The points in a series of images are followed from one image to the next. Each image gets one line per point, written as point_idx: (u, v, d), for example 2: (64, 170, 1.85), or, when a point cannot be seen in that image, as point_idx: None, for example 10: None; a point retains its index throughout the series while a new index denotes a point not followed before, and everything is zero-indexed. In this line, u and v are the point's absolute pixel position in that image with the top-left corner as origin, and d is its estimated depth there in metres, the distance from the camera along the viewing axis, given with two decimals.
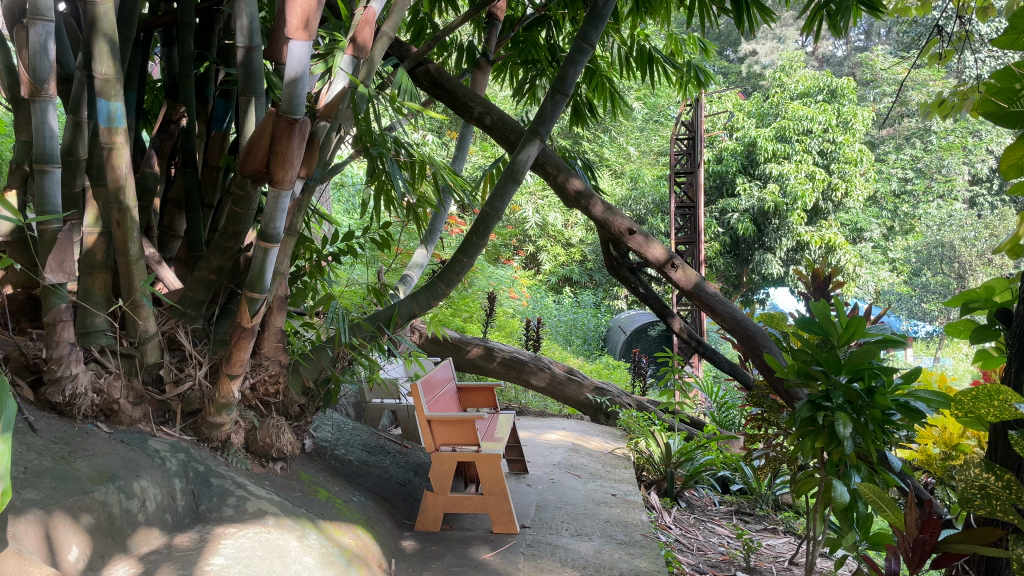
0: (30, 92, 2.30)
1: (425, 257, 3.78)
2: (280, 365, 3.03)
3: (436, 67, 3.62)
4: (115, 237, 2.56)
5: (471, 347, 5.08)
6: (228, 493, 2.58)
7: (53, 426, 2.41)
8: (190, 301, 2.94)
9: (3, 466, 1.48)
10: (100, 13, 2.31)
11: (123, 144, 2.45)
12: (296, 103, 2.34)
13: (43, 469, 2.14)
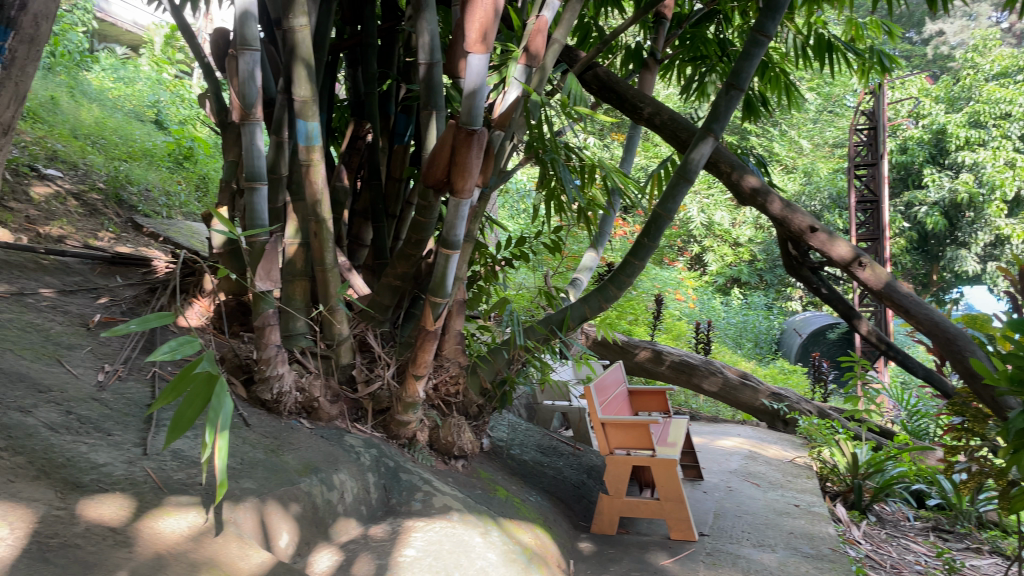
0: (241, 116, 2.52)
1: (595, 261, 3.79)
2: (460, 366, 3.13)
3: (606, 70, 3.63)
4: (313, 247, 2.76)
5: (640, 351, 5.03)
6: (415, 488, 2.70)
7: (264, 421, 2.64)
8: (378, 305, 3.12)
9: (220, 462, 1.68)
10: (299, 41, 2.51)
11: (320, 160, 2.64)
12: (475, 115, 2.42)
13: (256, 460, 2.35)
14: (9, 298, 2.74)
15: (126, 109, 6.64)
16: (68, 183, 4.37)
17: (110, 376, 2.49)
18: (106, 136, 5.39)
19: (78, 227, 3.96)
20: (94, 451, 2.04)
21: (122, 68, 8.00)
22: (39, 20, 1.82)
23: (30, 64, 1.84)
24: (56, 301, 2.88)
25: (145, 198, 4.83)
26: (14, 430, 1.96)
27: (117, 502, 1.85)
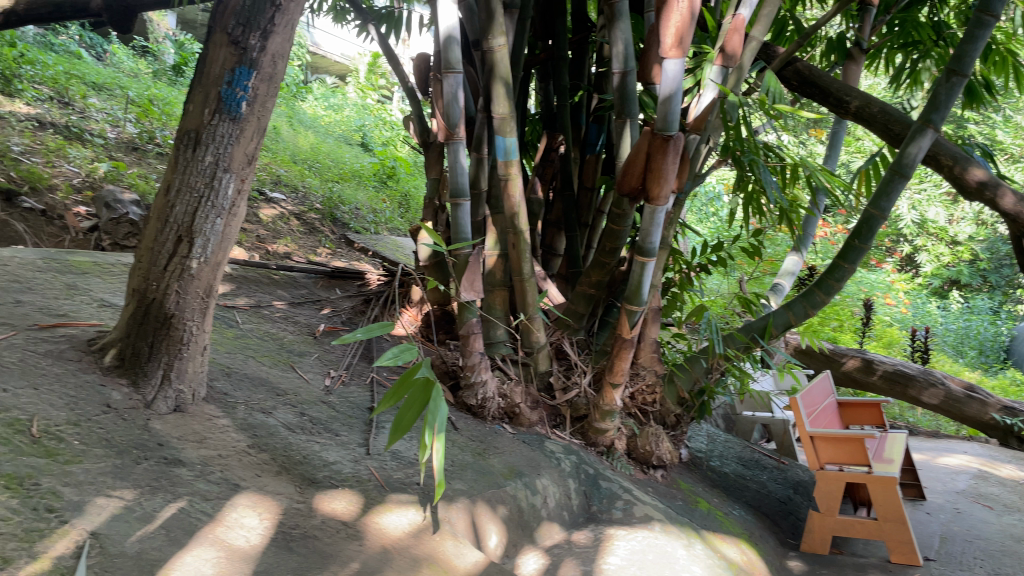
0: (445, 136, 2.66)
1: (799, 265, 3.60)
2: (656, 375, 3.09)
3: (807, 64, 3.45)
4: (511, 258, 2.85)
5: (847, 359, 4.73)
6: (616, 496, 2.69)
7: (470, 425, 2.78)
8: (573, 313, 3.16)
9: (439, 463, 1.77)
10: (498, 60, 2.62)
11: (518, 174, 2.72)
12: (671, 120, 2.38)
13: (466, 463, 2.47)
14: (249, 310, 3.06)
15: (337, 134, 7.23)
16: (291, 205, 4.82)
17: (335, 381, 2.71)
18: (321, 160, 5.89)
19: (300, 244, 4.35)
20: (325, 449, 2.23)
21: (333, 97, 8.71)
22: (277, 59, 2.01)
23: (269, 100, 2.05)
24: (287, 312, 3.19)
25: (355, 216, 5.21)
26: (258, 429, 2.19)
27: (347, 498, 2.01)
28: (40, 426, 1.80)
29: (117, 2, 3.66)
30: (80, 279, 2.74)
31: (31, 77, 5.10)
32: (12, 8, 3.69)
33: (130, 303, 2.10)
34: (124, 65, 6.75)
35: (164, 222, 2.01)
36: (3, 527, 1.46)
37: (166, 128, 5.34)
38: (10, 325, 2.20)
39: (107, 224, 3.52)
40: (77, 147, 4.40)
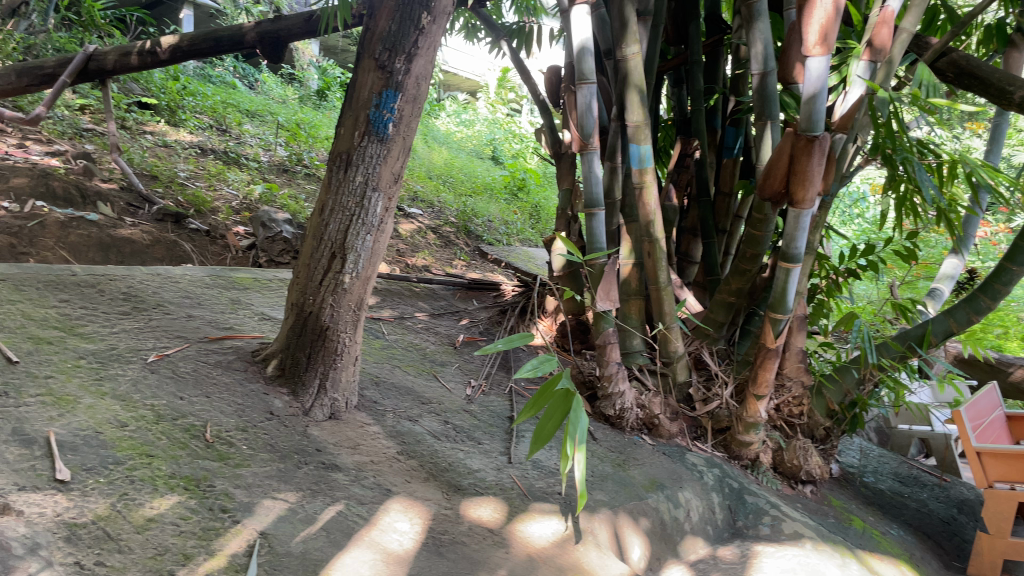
0: (580, 147, 2.68)
1: (959, 268, 3.35)
2: (803, 387, 2.94)
3: (964, 55, 3.25)
4: (647, 267, 2.80)
5: (1016, 369, 4.34)
6: (763, 512, 2.60)
7: (609, 435, 2.78)
8: (712, 322, 3.08)
9: (580, 473, 1.72)
10: (631, 68, 2.61)
11: (653, 182, 2.68)
12: (815, 120, 2.29)
13: (606, 474, 2.46)
14: (393, 321, 3.18)
15: (469, 149, 7.45)
16: (427, 219, 4.99)
17: (476, 390, 2.77)
18: (454, 175, 6.06)
19: (437, 257, 4.49)
20: (469, 457, 2.29)
21: (464, 112, 8.96)
22: (420, 80, 2.09)
23: (413, 119, 2.13)
24: (428, 323, 3.30)
25: (489, 228, 5.32)
26: (406, 436, 2.28)
27: (492, 505, 2.05)
28: (213, 432, 1.95)
29: (269, 33, 3.91)
30: (242, 294, 2.95)
31: (193, 108, 5.54)
32: (177, 44, 4.02)
33: (289, 316, 2.24)
34: (273, 92, 7.21)
35: (319, 240, 2.13)
36: (184, 526, 1.58)
37: (312, 150, 5.67)
38: (184, 338, 2.39)
39: (264, 242, 3.75)
40: (235, 171, 4.74)
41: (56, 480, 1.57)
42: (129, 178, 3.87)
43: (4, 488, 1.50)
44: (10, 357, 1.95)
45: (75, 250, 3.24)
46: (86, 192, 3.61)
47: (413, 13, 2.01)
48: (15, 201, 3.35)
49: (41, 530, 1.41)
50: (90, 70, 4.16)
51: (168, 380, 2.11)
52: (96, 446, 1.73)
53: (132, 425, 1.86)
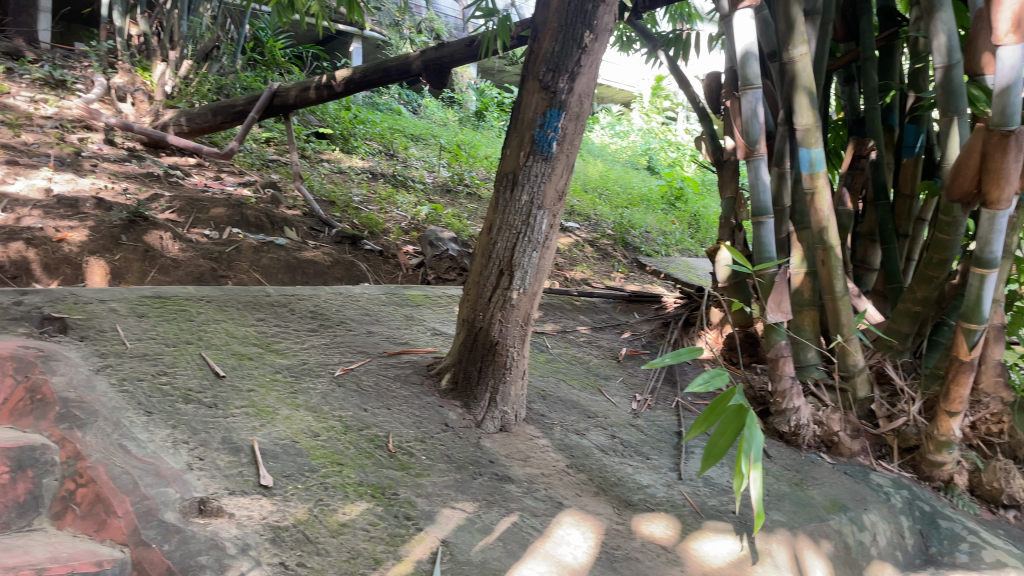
0: (745, 154, 2.61)
1: None
2: (1003, 403, 2.70)
3: None
4: (821, 276, 2.68)
5: None
6: (959, 538, 2.39)
7: (784, 453, 2.67)
8: (896, 333, 2.90)
9: (756, 493, 1.64)
10: (800, 70, 2.52)
11: (825, 187, 2.56)
12: (1011, 113, 2.11)
13: (783, 494, 2.37)
14: (557, 335, 3.23)
15: (624, 161, 7.49)
16: (585, 233, 5.03)
17: (642, 405, 2.75)
18: (610, 188, 6.09)
19: (595, 270, 4.51)
20: (638, 472, 2.27)
21: (618, 125, 9.00)
22: (583, 98, 2.11)
23: (577, 136, 2.15)
24: (591, 336, 3.31)
25: (647, 239, 5.28)
26: (574, 450, 2.30)
27: (664, 522, 2.03)
28: (395, 442, 2.06)
29: (433, 61, 4.11)
30: (415, 311, 3.10)
31: (364, 135, 5.90)
32: (350, 76, 4.29)
33: (460, 332, 2.33)
34: (435, 116, 7.56)
35: (487, 258, 2.21)
36: (373, 532, 1.68)
37: (473, 170, 5.88)
38: (365, 353, 2.55)
39: (432, 260, 3.92)
40: (403, 193, 5.00)
41: (261, 485, 1.72)
42: (310, 205, 4.19)
43: (218, 492, 1.66)
44: (219, 372, 2.16)
45: (266, 271, 3.52)
46: (275, 219, 3.92)
47: (576, 33, 2.04)
48: (215, 229, 3.69)
49: (250, 531, 1.55)
50: (274, 106, 4.53)
51: (352, 393, 2.26)
52: (294, 454, 1.87)
53: (323, 435, 2.00)
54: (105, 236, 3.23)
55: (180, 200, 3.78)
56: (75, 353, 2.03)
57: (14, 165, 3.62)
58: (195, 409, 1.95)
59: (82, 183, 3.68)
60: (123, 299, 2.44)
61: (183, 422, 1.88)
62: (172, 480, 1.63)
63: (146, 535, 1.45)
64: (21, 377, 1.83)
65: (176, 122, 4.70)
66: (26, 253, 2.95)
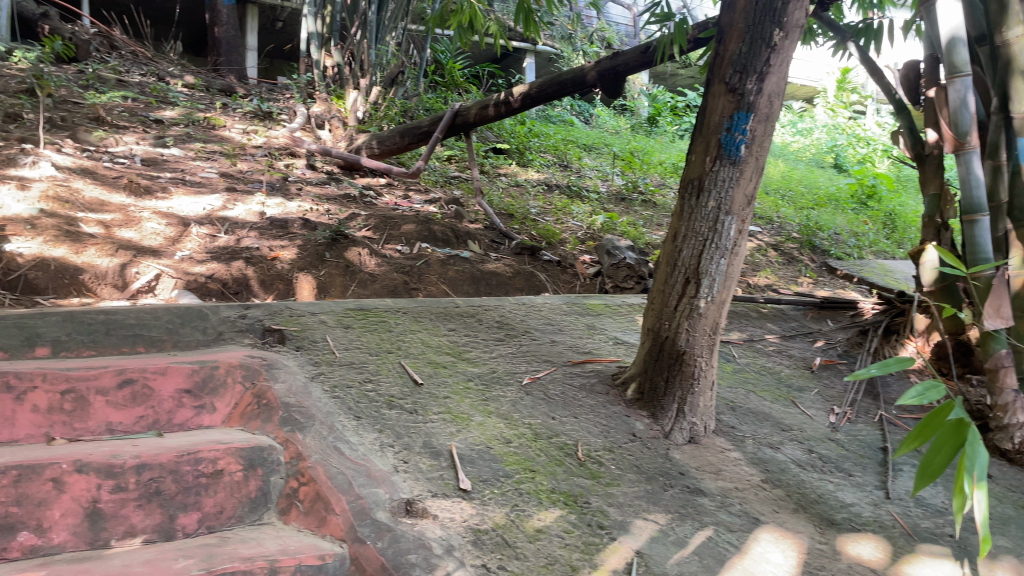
0: (954, 148, 2.42)
1: None
2: None
3: None
4: None
5: None
6: None
7: (1007, 473, 2.42)
8: None
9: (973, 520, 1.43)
10: (1016, 53, 2.40)
11: None
12: None
13: (1009, 518, 2.15)
14: (744, 344, 3.13)
15: (808, 159, 7.38)
16: (767, 236, 4.85)
17: (841, 418, 2.60)
18: (794, 189, 5.91)
19: (781, 276, 4.33)
20: (840, 489, 2.15)
21: (800, 123, 8.61)
22: (773, 98, 2.04)
23: (767, 138, 2.08)
24: (781, 345, 3.18)
25: (836, 241, 5.00)
26: (769, 464, 2.21)
27: (873, 543, 1.90)
28: (584, 451, 2.08)
29: (608, 71, 4.12)
30: (596, 320, 3.11)
31: (539, 148, 6.03)
32: (527, 91, 4.39)
33: (645, 341, 2.32)
34: (607, 125, 7.59)
35: (674, 266, 2.18)
36: (568, 539, 1.69)
37: (647, 176, 5.84)
38: (551, 361, 2.59)
39: (610, 269, 3.91)
40: (578, 204, 5.04)
41: (461, 488, 1.79)
42: (491, 219, 4.34)
43: (422, 494, 1.75)
44: (417, 380, 2.28)
45: (453, 283, 3.68)
46: (459, 233, 4.09)
47: (765, 31, 1.98)
48: (406, 245, 3.90)
49: (453, 533, 1.62)
50: (456, 125, 4.73)
51: (540, 401, 2.30)
52: (489, 460, 1.94)
53: (515, 441, 2.05)
54: (311, 254, 3.51)
55: (374, 219, 4.04)
56: (292, 362, 2.22)
57: (232, 192, 4.02)
58: (398, 414, 2.07)
59: (290, 206, 4.02)
60: (331, 311, 2.64)
61: (388, 426, 2.01)
62: (381, 482, 1.74)
63: (362, 532, 1.56)
64: (249, 384, 2.04)
65: (368, 145, 5.02)
66: (246, 270, 3.25)
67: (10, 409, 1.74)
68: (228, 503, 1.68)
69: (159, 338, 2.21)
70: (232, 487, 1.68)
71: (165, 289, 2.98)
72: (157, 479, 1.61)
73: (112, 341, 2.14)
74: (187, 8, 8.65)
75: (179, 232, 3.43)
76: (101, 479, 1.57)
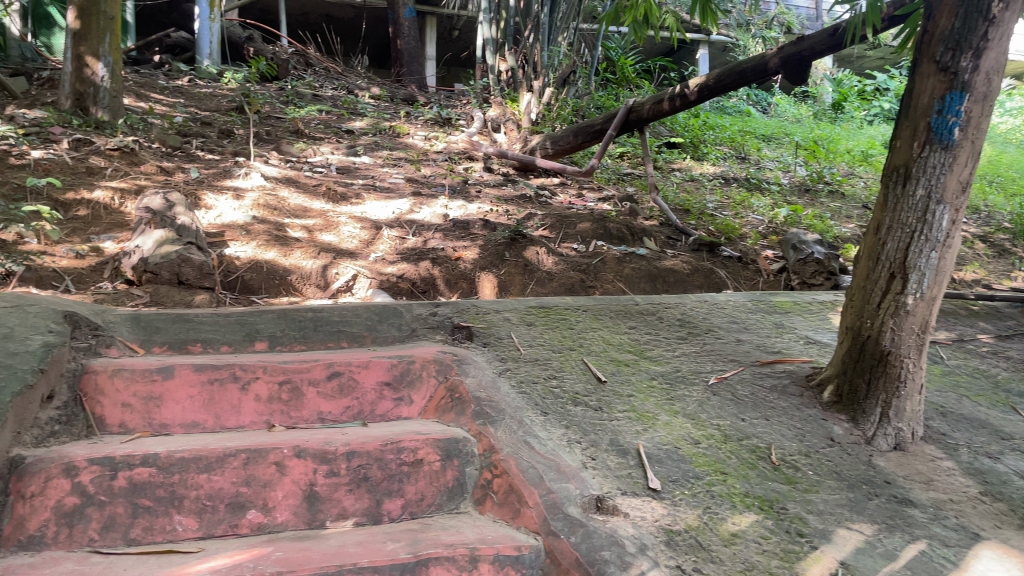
0: None
1: None
2: None
3: None
4: None
5: None
6: None
7: None
8: None
9: None
10: None
11: None
12: None
13: None
14: (952, 344, 2.88)
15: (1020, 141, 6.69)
16: (974, 226, 4.45)
17: None
18: (1003, 174, 5.38)
19: (991, 270, 3.95)
20: None
21: (1009, 101, 7.82)
22: (992, 75, 1.86)
23: (986, 119, 1.90)
24: (996, 347, 2.89)
25: None
26: (989, 476, 2.02)
27: None
28: (778, 454, 1.99)
29: (792, 56, 3.96)
30: (784, 318, 2.98)
31: (715, 141, 5.87)
32: (704, 82, 4.26)
33: (845, 340, 2.20)
34: (787, 114, 7.27)
35: (877, 260, 2.05)
36: (766, 545, 1.62)
37: (833, 166, 5.52)
38: (738, 361, 2.51)
39: (795, 264, 3.73)
40: (758, 196, 4.85)
41: (650, 488, 1.77)
42: (667, 215, 4.27)
43: (612, 492, 1.74)
44: (601, 378, 2.28)
45: (630, 281, 3.65)
46: (635, 230, 4.06)
47: (982, 3, 1.82)
48: (582, 243, 3.92)
49: (645, 532, 1.59)
50: (630, 121, 4.68)
51: (728, 402, 2.24)
52: (677, 460, 1.90)
53: (704, 442, 2.01)
54: (492, 253, 3.61)
55: (552, 218, 4.11)
56: (481, 357, 2.30)
57: (418, 196, 4.22)
58: (583, 411, 2.08)
59: (471, 208, 4.16)
60: (514, 308, 2.70)
61: (575, 423, 2.02)
62: (571, 477, 1.74)
63: (555, 526, 1.57)
64: (442, 378, 2.13)
65: (542, 146, 5.10)
66: (432, 270, 3.39)
67: (236, 398, 1.94)
68: (427, 491, 1.76)
69: (360, 334, 2.37)
70: (431, 476, 1.77)
71: (361, 288, 3.18)
72: (364, 466, 1.73)
73: (320, 336, 2.31)
74: (372, 23, 9.18)
75: (372, 234, 3.65)
76: (317, 464, 1.70)
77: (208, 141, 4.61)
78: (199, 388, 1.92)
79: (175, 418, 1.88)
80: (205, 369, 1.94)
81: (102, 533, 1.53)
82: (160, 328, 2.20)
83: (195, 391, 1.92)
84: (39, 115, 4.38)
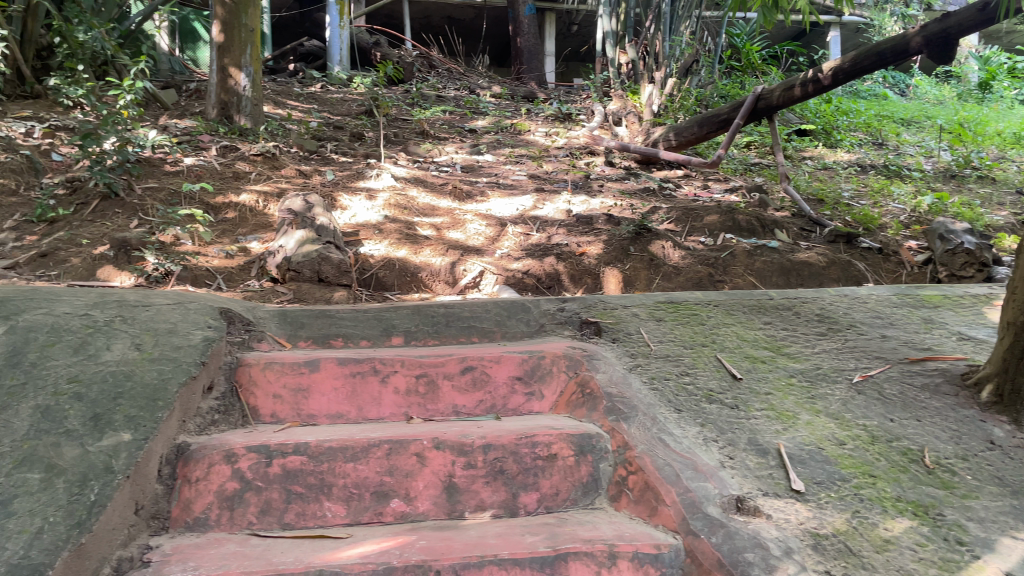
0: None
1: None
2: None
3: None
4: None
5: None
6: None
7: None
8: None
9: None
10: None
11: None
12: None
13: None
14: None
15: None
16: None
17: None
18: None
19: None
20: None
21: None
22: None
23: None
24: None
25: None
26: None
27: None
28: (932, 457, 1.88)
29: (936, 35, 3.70)
30: (934, 313, 2.81)
31: (849, 127, 5.61)
32: (839, 66, 4.06)
33: (1005, 337, 2.05)
34: (928, 95, 6.85)
35: None
36: (922, 552, 1.53)
37: (983, 149, 5.15)
38: (883, 359, 2.38)
39: (943, 256, 3.51)
40: (899, 184, 4.59)
41: (793, 489, 1.71)
42: (799, 206, 4.12)
43: (753, 492, 1.68)
44: (736, 375, 2.22)
45: (762, 275, 3.53)
46: (765, 222, 3.92)
47: None
48: (710, 236, 3.83)
49: (790, 535, 1.53)
50: (758, 110, 4.51)
51: (874, 401, 2.13)
52: (822, 462, 1.83)
53: (850, 444, 1.92)
54: (617, 248, 3.58)
55: (677, 211, 4.04)
56: (611, 353, 2.29)
57: (541, 192, 4.25)
58: (719, 409, 2.04)
59: (594, 203, 4.14)
60: (643, 304, 2.68)
61: (710, 421, 1.98)
62: (709, 476, 1.70)
63: (695, 526, 1.54)
64: (573, 373, 2.14)
65: (665, 138, 5.02)
66: (557, 266, 3.40)
67: (377, 390, 2.02)
68: (562, 485, 1.77)
69: (490, 329, 2.41)
70: (566, 471, 1.78)
71: (488, 283, 3.24)
72: (500, 459, 1.76)
73: (452, 332, 2.37)
74: (492, 23, 9.32)
75: (497, 231, 3.70)
76: (455, 456, 1.74)
77: (341, 144, 4.81)
78: (342, 380, 2.01)
79: (321, 409, 1.97)
80: (348, 362, 2.03)
81: (260, 516, 1.62)
82: (305, 323, 2.32)
83: (339, 383, 2.01)
84: (190, 125, 4.71)
